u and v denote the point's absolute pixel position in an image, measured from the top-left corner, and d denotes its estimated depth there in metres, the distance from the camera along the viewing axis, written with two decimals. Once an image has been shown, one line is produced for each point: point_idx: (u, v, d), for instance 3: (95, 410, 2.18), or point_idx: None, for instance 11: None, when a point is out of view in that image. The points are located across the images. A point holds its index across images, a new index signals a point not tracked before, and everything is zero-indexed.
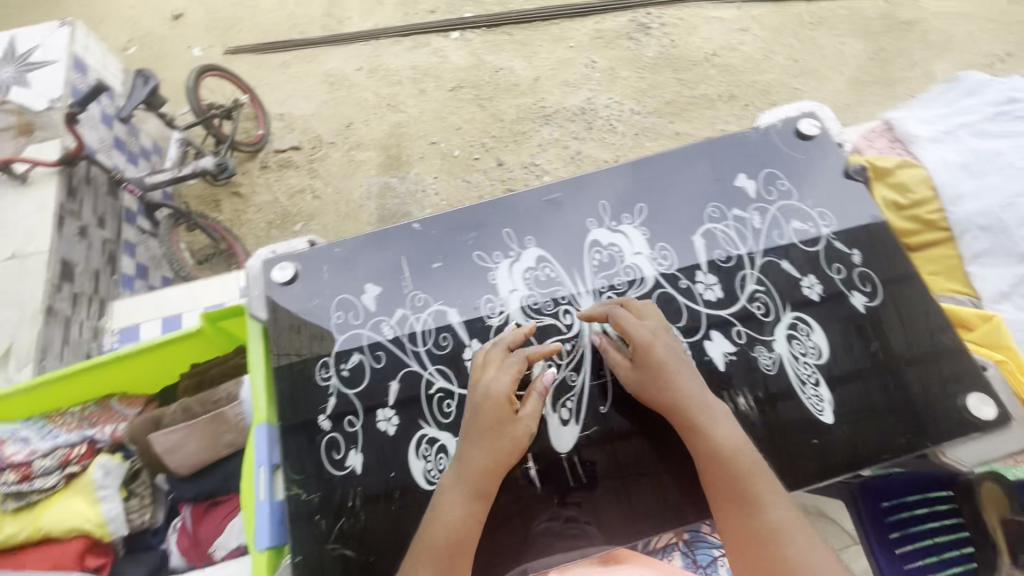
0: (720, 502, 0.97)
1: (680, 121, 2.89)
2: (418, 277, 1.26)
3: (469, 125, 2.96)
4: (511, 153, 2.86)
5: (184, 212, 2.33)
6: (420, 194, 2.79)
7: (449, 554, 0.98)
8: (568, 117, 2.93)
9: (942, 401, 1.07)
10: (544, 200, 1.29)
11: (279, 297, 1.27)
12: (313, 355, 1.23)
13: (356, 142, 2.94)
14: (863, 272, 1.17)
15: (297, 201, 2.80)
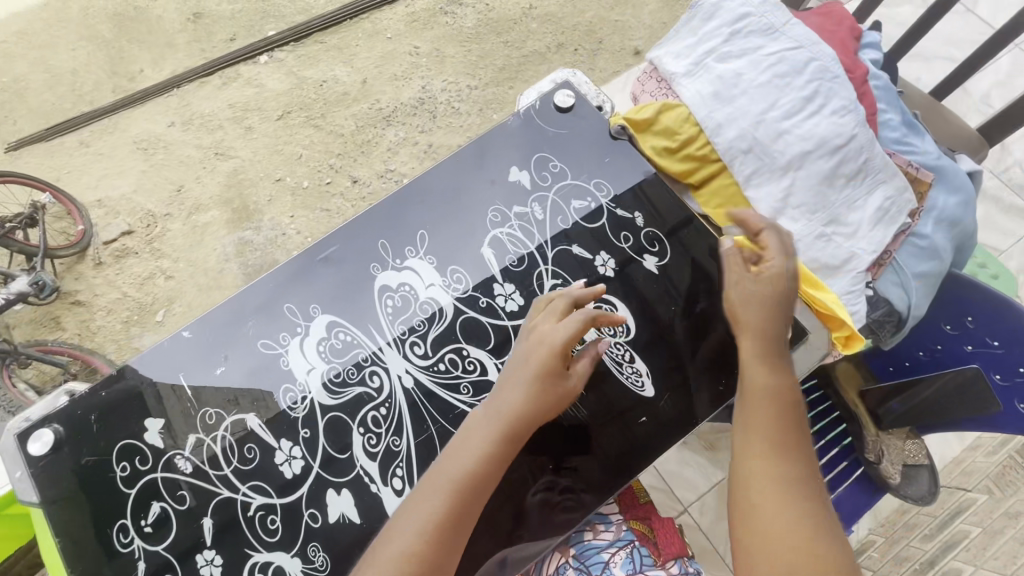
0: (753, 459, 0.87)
1: (519, 84, 2.85)
2: (206, 392, 1.20)
3: (310, 150, 2.76)
4: (363, 166, 2.72)
5: (9, 347, 2.02)
6: (282, 238, 2.61)
7: (461, 486, 0.91)
8: (410, 112, 2.81)
9: (729, 333, 1.23)
10: (323, 260, 1.30)
11: (48, 471, 1.12)
12: (108, 521, 1.10)
13: (193, 205, 2.67)
14: (651, 235, 1.33)
15: (149, 289, 2.53)
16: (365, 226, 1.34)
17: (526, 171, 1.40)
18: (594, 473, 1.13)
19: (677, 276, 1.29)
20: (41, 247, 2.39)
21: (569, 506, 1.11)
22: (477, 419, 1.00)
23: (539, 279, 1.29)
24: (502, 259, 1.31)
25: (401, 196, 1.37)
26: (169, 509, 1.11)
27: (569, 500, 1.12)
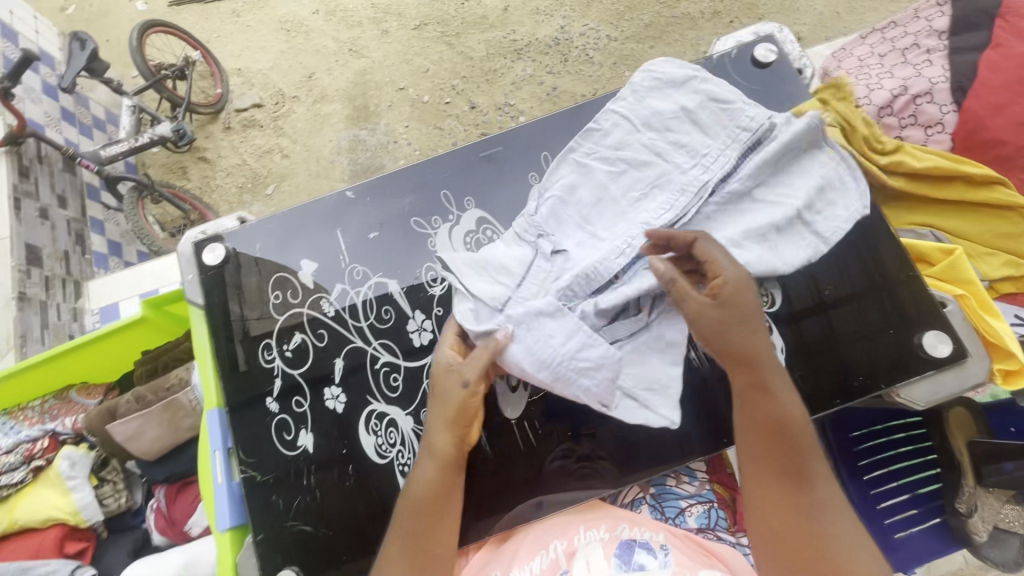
0: (776, 478, 0.74)
1: (660, 45, 2.70)
2: (379, 251, 1.00)
3: (437, 67, 2.77)
4: (483, 94, 2.69)
5: (146, 182, 2.15)
6: (391, 145, 2.66)
7: (425, 516, 0.78)
8: (541, 49, 2.73)
9: (880, 339, 0.91)
10: (481, 154, 1.07)
11: (228, 278, 0.99)
12: (257, 329, 0.96)
13: (319, 94, 2.77)
14: (834, 221, 0.89)
15: (265, 161, 2.68)
16: (567, 122, 1.09)
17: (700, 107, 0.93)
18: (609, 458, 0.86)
19: (841, 262, 0.95)
20: (185, 100, 2.56)
21: (578, 486, 0.85)
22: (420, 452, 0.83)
23: None
24: None
25: (572, 111, 1.12)
26: (312, 343, 0.96)
27: (572, 483, 0.85)
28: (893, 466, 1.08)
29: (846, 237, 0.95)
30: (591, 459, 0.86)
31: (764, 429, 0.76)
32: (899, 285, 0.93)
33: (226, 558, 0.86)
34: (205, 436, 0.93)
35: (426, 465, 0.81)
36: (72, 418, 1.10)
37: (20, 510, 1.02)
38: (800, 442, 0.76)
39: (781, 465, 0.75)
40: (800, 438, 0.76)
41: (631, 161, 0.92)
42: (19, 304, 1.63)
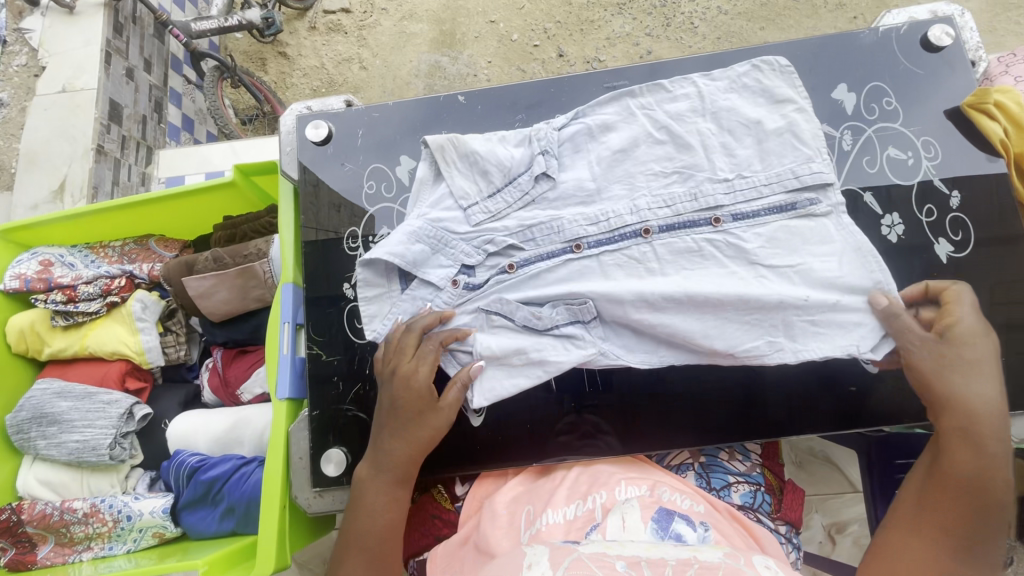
0: (922, 513, 0.62)
1: (775, 31, 1.76)
2: None
3: (535, 4, 1.89)
4: (575, 45, 1.84)
5: (229, 63, 1.75)
6: (469, 79, 1.87)
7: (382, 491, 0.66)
8: (646, 6, 1.83)
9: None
10: (604, 86, 0.81)
11: (324, 162, 0.80)
12: (342, 223, 0.79)
13: (407, 8, 1.96)
14: (960, 218, 0.70)
15: (341, 67, 1.97)
16: (802, 57, 0.76)
17: (859, 92, 0.74)
18: (626, 426, 0.74)
19: (976, 283, 0.69)
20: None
21: (581, 451, 0.74)
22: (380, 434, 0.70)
23: None
24: None
25: (800, 42, 0.77)
26: None
27: (574, 452, 0.74)
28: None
29: (1003, 247, 0.69)
30: (588, 435, 0.75)
31: (948, 481, 0.61)
32: (1009, 320, 0.68)
33: (278, 427, 0.72)
34: (275, 306, 0.77)
35: (393, 425, 0.67)
36: (151, 265, 0.91)
37: (91, 338, 0.87)
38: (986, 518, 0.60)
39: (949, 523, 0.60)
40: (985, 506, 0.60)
41: (679, 136, 0.71)
42: (95, 157, 1.33)
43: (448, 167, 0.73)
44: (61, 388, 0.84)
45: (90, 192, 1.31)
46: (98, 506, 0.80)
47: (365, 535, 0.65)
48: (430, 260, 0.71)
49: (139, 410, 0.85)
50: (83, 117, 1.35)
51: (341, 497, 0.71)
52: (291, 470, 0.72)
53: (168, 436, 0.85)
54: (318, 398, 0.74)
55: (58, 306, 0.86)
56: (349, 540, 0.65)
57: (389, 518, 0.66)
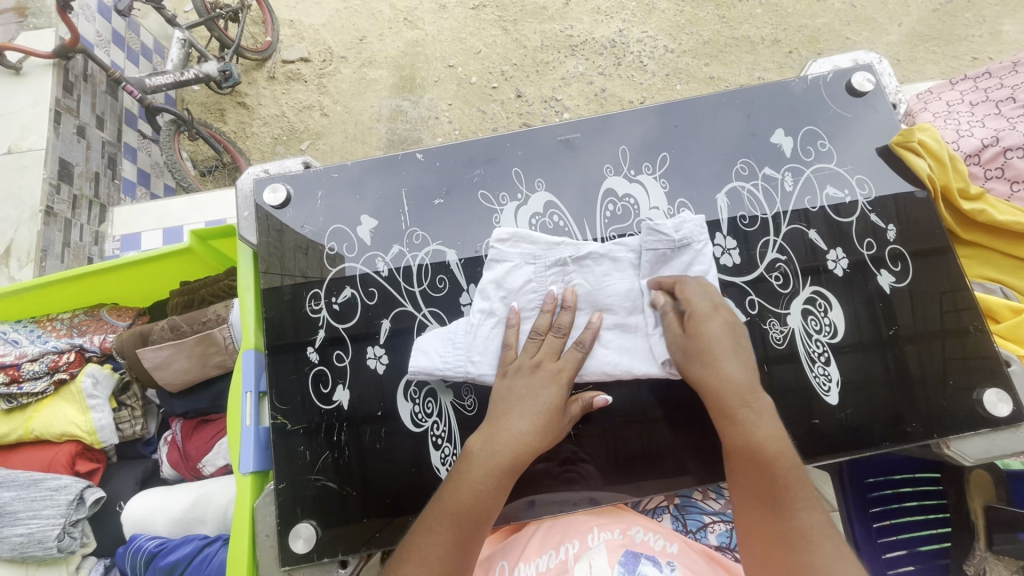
0: (749, 500, 0.56)
1: (719, 65, 1.86)
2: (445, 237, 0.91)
3: (491, 49, 1.95)
4: (531, 85, 1.90)
5: (186, 116, 1.73)
6: (432, 122, 1.90)
7: (478, 503, 0.57)
8: (598, 49, 1.91)
9: (922, 392, 0.70)
10: (557, 138, 0.80)
11: (278, 225, 0.78)
12: (300, 282, 0.77)
13: (365, 57, 1.99)
14: (898, 250, 0.74)
15: (301, 115, 1.97)
16: (734, 108, 0.80)
17: (795, 136, 0.79)
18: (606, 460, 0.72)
19: (915, 307, 0.73)
20: (236, 40, 1.91)
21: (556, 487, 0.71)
22: (476, 452, 0.61)
23: (760, 249, 0.75)
24: (733, 214, 0.76)
25: (735, 93, 0.81)
26: (360, 301, 0.75)
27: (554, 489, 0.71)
28: (898, 518, 0.85)
29: (937, 264, 0.74)
30: (577, 461, 0.72)
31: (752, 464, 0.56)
32: (938, 334, 0.72)
33: (242, 504, 0.69)
34: (236, 375, 0.75)
35: (519, 408, 0.62)
36: (102, 337, 0.88)
37: (34, 421, 0.82)
38: (781, 468, 0.55)
39: (754, 485, 0.56)
40: (782, 469, 0.55)
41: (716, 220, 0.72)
42: (44, 219, 1.29)
43: (519, 265, 0.69)
44: (3, 476, 0.78)
45: (37, 255, 1.26)
46: None
47: (461, 513, 0.57)
48: (490, 350, 0.67)
49: (90, 494, 0.80)
50: (28, 178, 1.30)
51: (312, 574, 0.67)
52: (257, 548, 0.67)
53: (123, 519, 0.81)
54: (282, 470, 0.70)
55: (1, 387, 0.82)
56: (442, 514, 0.57)
57: (491, 499, 0.58)
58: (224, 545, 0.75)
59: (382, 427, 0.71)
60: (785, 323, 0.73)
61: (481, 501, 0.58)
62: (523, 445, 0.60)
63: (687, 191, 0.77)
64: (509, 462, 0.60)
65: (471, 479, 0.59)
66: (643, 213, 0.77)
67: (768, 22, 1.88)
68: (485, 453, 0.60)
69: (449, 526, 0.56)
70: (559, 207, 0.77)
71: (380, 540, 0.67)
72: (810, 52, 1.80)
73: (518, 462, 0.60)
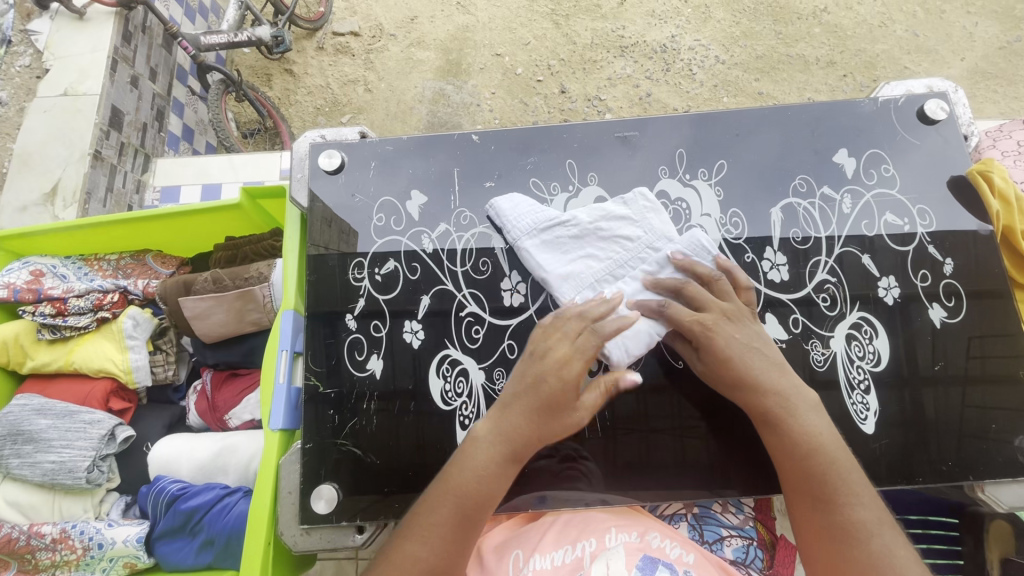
0: (794, 496, 0.57)
1: (769, 81, 1.82)
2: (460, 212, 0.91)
3: (540, 42, 1.94)
4: (576, 82, 1.88)
5: (235, 78, 1.75)
6: (474, 109, 1.89)
7: (478, 494, 0.57)
8: (647, 52, 1.88)
9: (957, 431, 0.69)
10: (614, 135, 0.79)
11: (330, 192, 0.79)
12: (345, 250, 0.77)
13: (414, 38, 2.00)
14: (952, 286, 0.72)
15: (345, 89, 1.99)
16: (798, 123, 0.78)
17: (858, 158, 0.77)
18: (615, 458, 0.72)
19: (962, 346, 0.71)
20: (290, 8, 1.92)
21: (564, 484, 0.71)
22: (482, 436, 0.60)
23: (810, 269, 0.74)
24: (785, 231, 0.75)
25: (802, 108, 0.79)
26: (402, 274, 0.76)
27: (565, 485, 0.71)
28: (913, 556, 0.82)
29: (993, 304, 0.72)
30: (578, 457, 0.73)
31: (795, 465, 0.57)
32: (980, 375, 0.70)
33: (268, 461, 0.70)
34: (274, 334, 0.76)
35: (533, 398, 0.60)
36: (146, 281, 0.90)
37: (73, 354, 0.85)
38: (817, 466, 0.56)
39: (800, 493, 0.57)
40: (824, 458, 0.56)
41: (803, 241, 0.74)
42: (92, 162, 1.31)
43: (630, 217, 0.70)
44: (41, 405, 0.81)
45: (82, 197, 1.29)
46: (69, 531, 0.76)
47: (463, 495, 0.57)
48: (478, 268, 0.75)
49: (121, 431, 0.82)
50: (80, 121, 1.33)
51: (328, 536, 0.68)
52: (278, 504, 0.68)
53: (149, 460, 0.83)
54: (309, 431, 0.71)
55: (45, 319, 0.84)
56: (444, 492, 0.57)
57: (495, 487, 0.57)
58: (243, 497, 0.77)
59: (411, 403, 0.72)
60: (828, 346, 0.71)
61: (484, 484, 0.57)
62: (521, 433, 0.59)
63: (741, 202, 0.76)
64: (513, 449, 0.58)
65: (477, 453, 0.59)
66: (693, 220, 0.76)
67: (826, 42, 1.84)
68: (490, 437, 0.59)
69: (451, 503, 0.56)
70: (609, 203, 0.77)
71: (397, 510, 0.68)
72: (865, 77, 1.75)
73: (524, 450, 0.59)
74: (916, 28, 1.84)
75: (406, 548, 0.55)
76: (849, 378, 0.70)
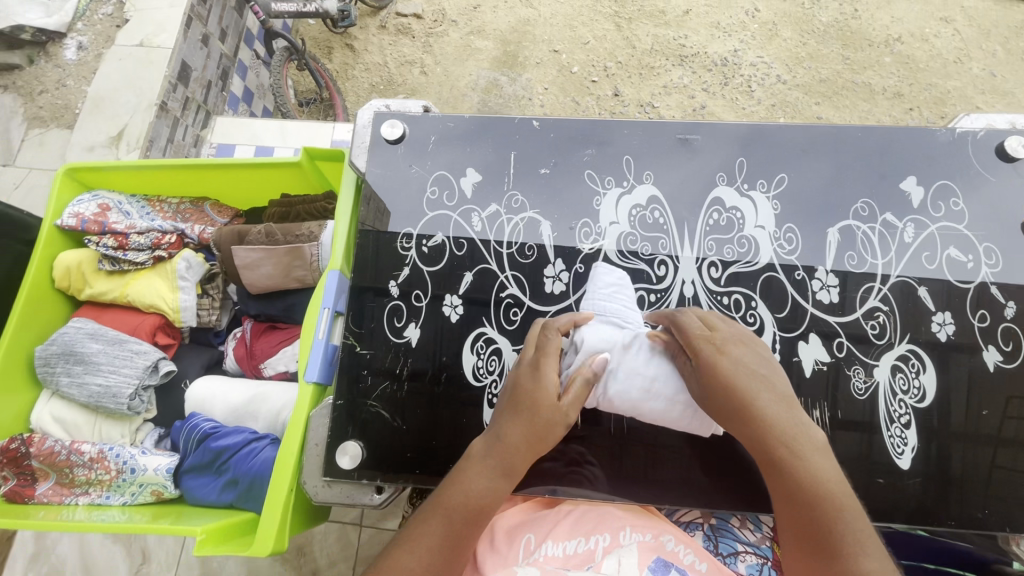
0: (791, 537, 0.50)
1: (829, 107, 1.77)
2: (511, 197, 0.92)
3: (599, 43, 1.93)
4: (631, 86, 1.87)
5: (299, 47, 1.79)
6: (526, 102, 1.90)
7: (472, 511, 0.53)
8: (707, 64, 1.85)
9: (998, 479, 0.67)
10: (675, 137, 0.78)
11: (389, 161, 0.80)
12: (396, 218, 0.79)
13: (474, 26, 2.01)
14: (1011, 330, 0.70)
15: (401, 69, 2.02)
16: (866, 145, 0.76)
17: (927, 188, 0.74)
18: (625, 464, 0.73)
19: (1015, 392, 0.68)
20: None
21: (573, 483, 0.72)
22: (475, 452, 0.57)
23: (861, 295, 0.72)
24: (840, 254, 0.73)
25: (873, 130, 0.77)
26: (449, 249, 0.77)
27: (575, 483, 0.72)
28: None
29: None
30: (583, 462, 0.74)
31: (798, 510, 0.49)
32: None
33: (301, 411, 0.72)
34: (317, 291, 0.78)
35: (516, 408, 0.56)
36: (202, 227, 0.93)
37: (128, 287, 0.89)
38: (830, 521, 0.48)
39: (796, 533, 0.49)
40: (830, 507, 0.48)
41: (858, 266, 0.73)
42: (157, 112, 1.36)
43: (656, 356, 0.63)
44: (94, 330, 0.85)
45: (145, 144, 1.34)
46: (105, 453, 0.80)
47: (454, 511, 0.53)
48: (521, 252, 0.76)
49: (164, 365, 0.85)
50: (152, 72, 1.39)
51: (348, 492, 0.70)
52: (304, 455, 0.70)
53: (186, 397, 0.86)
54: (342, 389, 0.73)
55: (108, 251, 0.89)
56: (435, 508, 0.54)
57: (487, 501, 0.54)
58: (270, 444, 0.79)
59: (442, 374, 0.73)
60: (871, 375, 0.70)
61: (478, 500, 0.53)
62: (517, 448, 0.55)
63: (797, 218, 0.74)
64: (506, 464, 0.55)
65: (471, 478, 0.55)
66: (746, 230, 0.75)
67: (895, 73, 1.78)
68: (482, 454, 0.56)
69: (441, 520, 0.52)
70: (662, 204, 0.76)
71: (418, 477, 0.69)
72: (931, 113, 1.69)
73: (518, 464, 0.55)
74: (992, 67, 1.77)
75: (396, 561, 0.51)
76: (889, 411, 0.68)
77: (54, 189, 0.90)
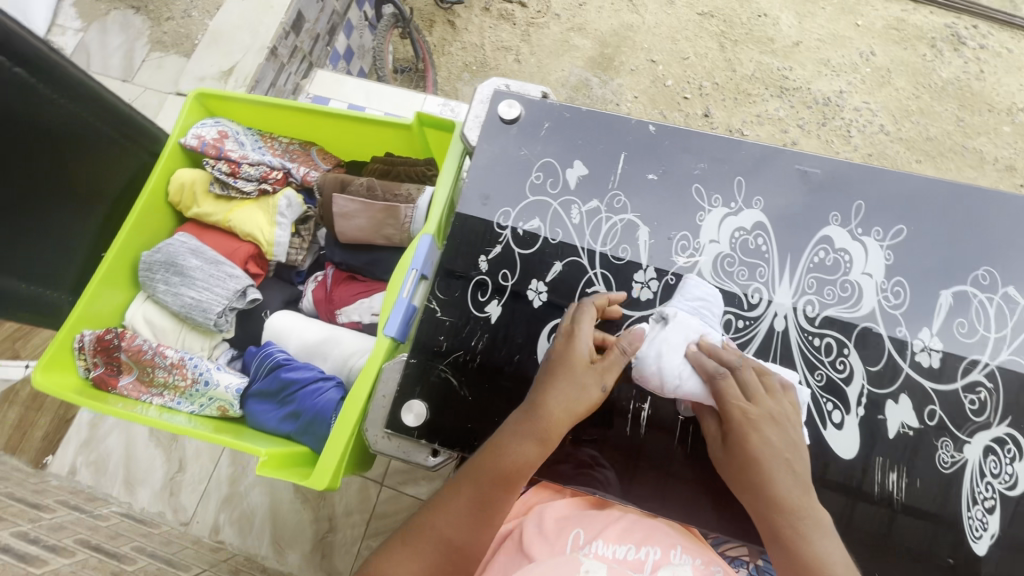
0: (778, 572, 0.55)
1: (930, 167, 1.68)
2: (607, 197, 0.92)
3: (699, 60, 1.88)
4: (723, 110, 1.82)
5: (405, 15, 1.83)
6: (613, 107, 1.88)
7: (500, 477, 0.60)
8: (808, 100, 1.78)
9: None
10: (793, 167, 0.76)
11: (501, 139, 0.82)
12: (497, 194, 0.80)
13: (575, 23, 2.00)
14: None
15: (496, 54, 2.03)
16: (997, 212, 0.72)
17: None
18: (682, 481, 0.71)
19: None
20: None
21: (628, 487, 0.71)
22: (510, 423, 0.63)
23: (964, 365, 0.68)
24: (949, 319, 0.69)
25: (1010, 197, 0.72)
26: (544, 235, 0.78)
27: (634, 487, 0.71)
28: None
29: None
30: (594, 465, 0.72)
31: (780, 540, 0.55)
32: None
33: (374, 362, 0.75)
34: (409, 252, 0.81)
35: (552, 382, 0.62)
36: (307, 171, 0.98)
37: (232, 213, 0.94)
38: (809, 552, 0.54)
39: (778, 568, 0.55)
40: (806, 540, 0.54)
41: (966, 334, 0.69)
42: (268, 56, 1.42)
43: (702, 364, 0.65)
44: (196, 246, 0.91)
45: (251, 84, 1.41)
46: (186, 362, 0.86)
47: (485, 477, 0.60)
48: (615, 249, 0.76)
49: (252, 293, 0.91)
50: (271, 17, 1.45)
51: (406, 448, 0.72)
52: (371, 404, 0.73)
53: (266, 326, 0.91)
54: (416, 349, 0.75)
55: (221, 175, 0.93)
56: (469, 473, 0.61)
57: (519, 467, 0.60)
58: (335, 387, 0.82)
59: (515, 356, 0.74)
60: (960, 451, 0.66)
61: (508, 469, 0.60)
62: (547, 424, 0.60)
63: (909, 273, 0.71)
64: (536, 438, 0.60)
65: (506, 450, 0.60)
66: (852, 275, 0.72)
67: (1012, 144, 1.68)
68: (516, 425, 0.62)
69: (471, 486, 0.60)
70: (767, 231, 0.75)
71: (475, 448, 0.70)
72: None
73: (550, 437, 0.60)
74: None
75: (434, 520, 0.60)
76: (975, 492, 0.64)
77: (185, 110, 0.96)
